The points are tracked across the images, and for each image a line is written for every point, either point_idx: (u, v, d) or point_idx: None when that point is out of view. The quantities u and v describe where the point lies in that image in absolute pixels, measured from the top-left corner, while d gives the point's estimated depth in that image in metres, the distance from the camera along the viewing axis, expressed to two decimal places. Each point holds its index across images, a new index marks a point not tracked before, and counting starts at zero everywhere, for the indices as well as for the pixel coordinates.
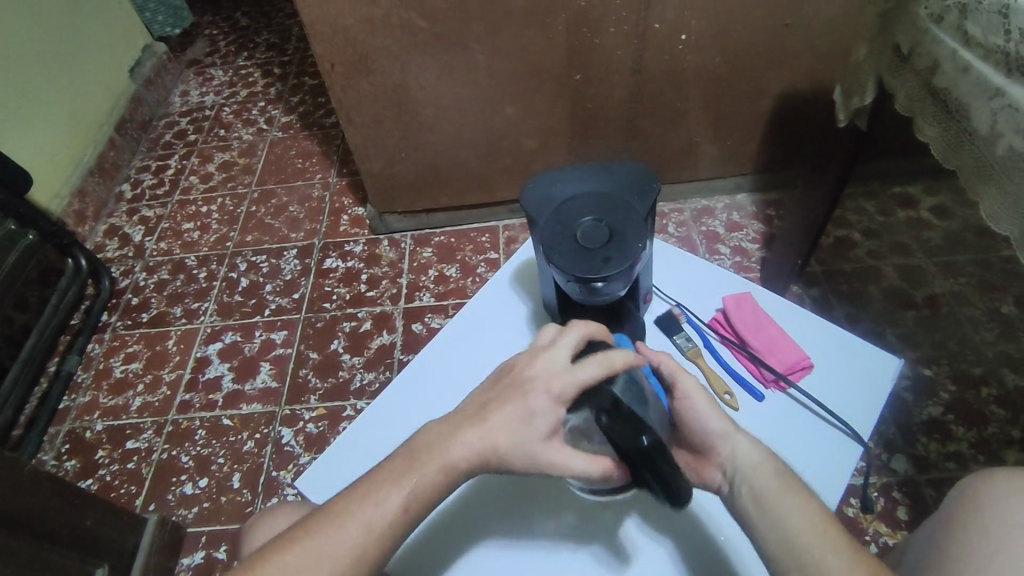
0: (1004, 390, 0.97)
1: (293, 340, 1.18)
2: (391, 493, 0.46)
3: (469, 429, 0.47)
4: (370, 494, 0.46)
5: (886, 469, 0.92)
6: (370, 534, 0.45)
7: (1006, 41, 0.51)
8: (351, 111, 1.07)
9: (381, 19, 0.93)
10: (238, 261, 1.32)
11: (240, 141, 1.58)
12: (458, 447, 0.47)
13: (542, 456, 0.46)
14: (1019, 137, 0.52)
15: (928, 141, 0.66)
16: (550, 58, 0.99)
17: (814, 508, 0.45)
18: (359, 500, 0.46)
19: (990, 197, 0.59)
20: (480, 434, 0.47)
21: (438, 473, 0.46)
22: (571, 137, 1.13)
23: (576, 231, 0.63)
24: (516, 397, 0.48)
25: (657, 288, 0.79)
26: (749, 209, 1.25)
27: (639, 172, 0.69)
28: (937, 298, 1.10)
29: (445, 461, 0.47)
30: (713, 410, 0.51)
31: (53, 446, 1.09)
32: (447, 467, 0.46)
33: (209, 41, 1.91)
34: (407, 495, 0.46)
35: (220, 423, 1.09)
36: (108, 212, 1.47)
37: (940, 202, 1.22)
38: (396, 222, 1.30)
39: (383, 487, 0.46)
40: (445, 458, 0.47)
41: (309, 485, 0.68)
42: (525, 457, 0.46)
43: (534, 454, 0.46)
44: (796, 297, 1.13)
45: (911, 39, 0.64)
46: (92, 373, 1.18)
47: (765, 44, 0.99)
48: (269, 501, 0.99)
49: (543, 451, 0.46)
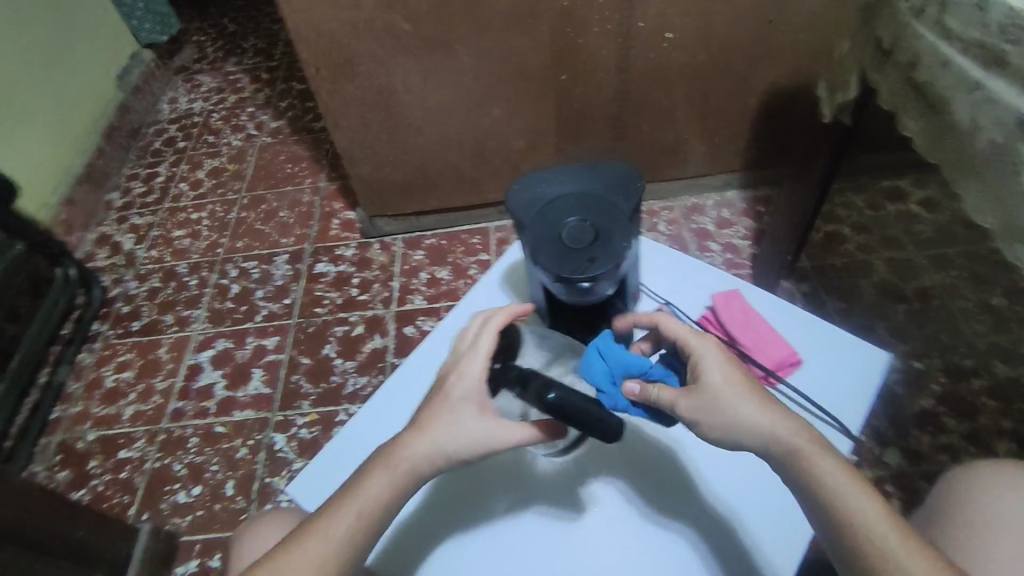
0: (994, 381, 0.98)
1: (285, 345, 1.17)
2: (347, 508, 0.50)
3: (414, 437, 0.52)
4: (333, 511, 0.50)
5: (879, 463, 0.93)
6: (334, 550, 0.49)
7: (983, 35, 0.52)
8: (338, 115, 1.06)
9: (366, 23, 0.93)
10: (228, 268, 1.32)
11: (229, 146, 1.58)
12: (404, 454, 0.51)
13: (481, 437, 0.51)
14: (999, 130, 0.52)
15: (911, 135, 0.66)
16: (536, 59, 0.99)
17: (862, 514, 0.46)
18: (320, 521, 0.50)
19: (972, 191, 0.59)
20: (422, 438, 0.51)
21: (389, 486, 0.50)
22: (559, 138, 1.13)
23: (561, 231, 0.63)
24: (448, 406, 0.52)
25: (645, 287, 0.79)
26: (738, 206, 1.25)
27: (625, 171, 0.69)
28: (927, 290, 1.10)
29: (393, 469, 0.51)
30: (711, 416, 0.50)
31: (45, 457, 1.09)
32: (397, 471, 0.50)
33: (197, 47, 1.90)
34: (362, 507, 0.50)
35: (213, 431, 1.08)
36: (98, 221, 1.47)
37: (928, 195, 1.22)
38: (387, 226, 1.30)
39: (342, 503, 0.51)
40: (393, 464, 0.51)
41: (298, 489, 0.69)
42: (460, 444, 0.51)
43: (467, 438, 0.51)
44: (787, 293, 1.13)
45: (892, 34, 0.64)
46: (83, 383, 1.18)
47: (750, 40, 0.99)
48: (264, 508, 0.98)
49: (475, 430, 0.51)
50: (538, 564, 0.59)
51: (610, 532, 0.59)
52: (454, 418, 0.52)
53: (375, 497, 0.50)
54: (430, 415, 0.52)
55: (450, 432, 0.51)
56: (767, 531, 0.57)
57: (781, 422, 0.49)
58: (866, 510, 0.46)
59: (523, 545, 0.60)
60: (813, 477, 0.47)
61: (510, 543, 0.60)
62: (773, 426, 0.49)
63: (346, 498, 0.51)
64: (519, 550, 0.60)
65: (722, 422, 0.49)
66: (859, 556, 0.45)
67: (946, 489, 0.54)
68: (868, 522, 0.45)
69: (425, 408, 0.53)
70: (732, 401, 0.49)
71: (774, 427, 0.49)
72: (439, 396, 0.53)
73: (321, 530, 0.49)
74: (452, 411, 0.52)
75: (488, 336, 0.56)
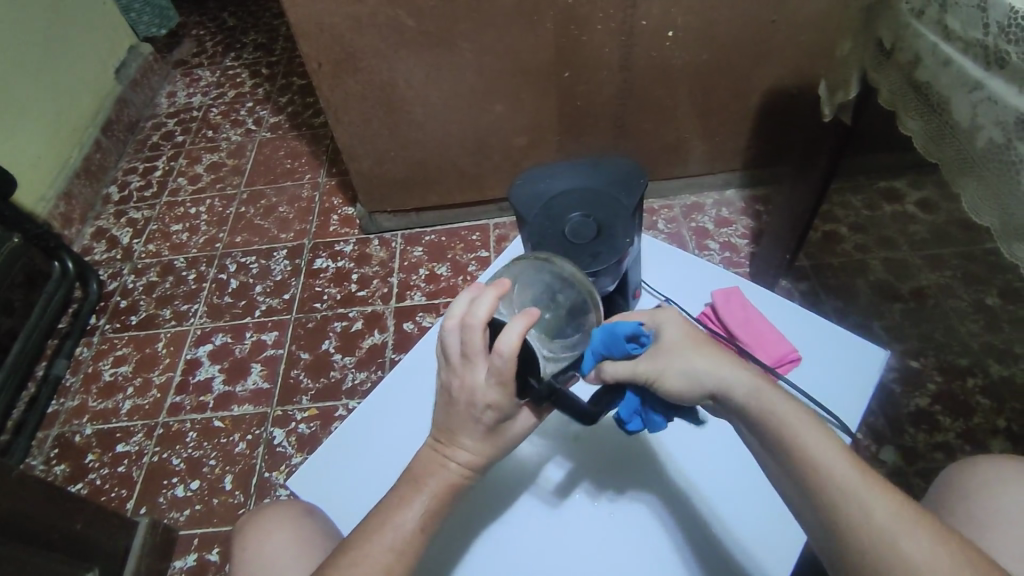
0: (989, 380, 0.99)
1: (284, 340, 1.17)
2: (408, 518, 0.50)
3: (454, 448, 0.52)
4: (388, 522, 0.50)
5: (875, 460, 0.93)
6: (396, 557, 0.49)
7: (985, 35, 0.52)
8: (339, 111, 1.06)
9: (369, 18, 0.93)
10: (227, 263, 1.32)
11: (229, 141, 1.57)
12: (451, 467, 0.52)
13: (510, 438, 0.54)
14: (999, 129, 0.53)
15: (911, 135, 0.67)
16: (538, 57, 0.99)
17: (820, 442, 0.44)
18: (378, 535, 0.50)
19: (971, 190, 0.59)
20: (468, 451, 0.52)
21: (443, 491, 0.51)
22: (559, 136, 1.13)
23: (565, 226, 0.64)
24: (470, 417, 0.51)
25: (645, 284, 0.80)
26: (737, 205, 1.26)
27: (627, 169, 0.69)
28: (924, 290, 1.11)
29: (447, 480, 0.52)
30: (670, 366, 0.52)
31: (42, 451, 1.08)
32: (449, 484, 0.52)
33: (195, 42, 1.90)
34: (423, 513, 0.51)
35: (211, 425, 1.08)
36: (95, 215, 1.46)
37: (925, 195, 1.23)
38: (386, 222, 1.30)
39: (398, 514, 0.51)
40: (446, 474, 0.52)
41: (298, 483, 0.70)
42: (499, 446, 0.53)
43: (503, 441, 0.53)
44: (785, 291, 1.14)
45: (893, 34, 0.65)
46: (81, 376, 1.17)
47: (751, 40, 1.00)
48: (262, 502, 0.98)
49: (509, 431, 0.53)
50: (551, 560, 0.61)
51: (617, 526, 0.61)
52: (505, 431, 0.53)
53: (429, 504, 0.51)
54: (462, 429, 0.52)
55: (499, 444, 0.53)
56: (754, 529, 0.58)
57: (734, 375, 0.50)
58: (839, 469, 0.43)
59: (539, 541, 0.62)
60: (780, 432, 0.46)
61: (525, 545, 0.62)
62: (745, 382, 0.49)
63: (401, 507, 0.51)
64: (535, 547, 0.62)
65: (686, 376, 0.51)
66: (830, 502, 0.42)
67: (941, 485, 0.55)
68: (840, 476, 0.43)
69: (461, 424, 0.52)
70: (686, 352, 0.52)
71: (742, 377, 0.49)
72: (471, 418, 0.51)
73: (382, 540, 0.49)
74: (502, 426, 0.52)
75: (509, 359, 0.49)
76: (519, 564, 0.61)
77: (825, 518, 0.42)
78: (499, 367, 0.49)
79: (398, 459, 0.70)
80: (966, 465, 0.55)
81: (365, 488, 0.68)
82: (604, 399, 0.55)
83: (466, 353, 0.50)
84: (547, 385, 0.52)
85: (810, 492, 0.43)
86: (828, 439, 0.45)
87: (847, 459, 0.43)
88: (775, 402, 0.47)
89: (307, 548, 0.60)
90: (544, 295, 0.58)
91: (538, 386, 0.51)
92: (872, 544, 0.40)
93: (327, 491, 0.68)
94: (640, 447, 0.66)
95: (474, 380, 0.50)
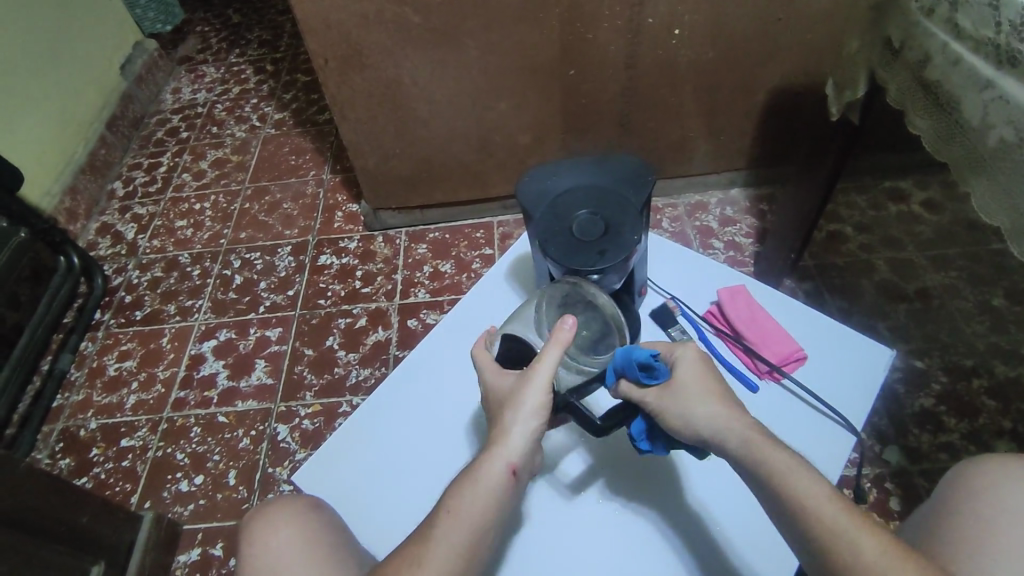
0: (994, 381, 0.98)
1: (288, 337, 1.17)
2: (453, 529, 0.50)
3: (493, 456, 0.53)
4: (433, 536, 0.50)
5: (879, 461, 0.93)
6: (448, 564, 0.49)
7: (997, 34, 0.52)
8: (344, 107, 1.06)
9: (376, 15, 0.93)
10: (231, 259, 1.32)
11: (233, 137, 1.58)
12: (492, 470, 0.52)
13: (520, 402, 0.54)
14: (1011, 129, 0.53)
15: (919, 134, 0.67)
16: (544, 53, 0.99)
17: (814, 489, 0.45)
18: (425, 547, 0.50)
19: (981, 189, 0.59)
20: (505, 455, 0.53)
21: (486, 496, 0.52)
22: (564, 133, 1.13)
23: (572, 224, 0.64)
24: (505, 418, 0.54)
25: (651, 281, 0.81)
26: (742, 204, 1.26)
27: (634, 166, 0.69)
28: (929, 291, 1.11)
29: (488, 486, 0.52)
30: (672, 409, 0.53)
31: (47, 445, 1.09)
32: (490, 490, 0.52)
33: (200, 38, 1.90)
34: (471, 524, 0.51)
35: (216, 421, 1.08)
36: (100, 210, 1.46)
37: (930, 195, 1.23)
38: (391, 219, 1.30)
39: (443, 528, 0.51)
40: (487, 481, 0.52)
41: (303, 477, 0.70)
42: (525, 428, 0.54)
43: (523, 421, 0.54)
44: (789, 291, 1.14)
45: (902, 32, 0.64)
46: (85, 371, 1.18)
47: (758, 38, 1.00)
48: (266, 498, 0.99)
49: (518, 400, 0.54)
50: (559, 558, 0.62)
51: (624, 528, 0.63)
52: (517, 404, 0.54)
53: (475, 516, 0.51)
54: (501, 433, 0.54)
55: (521, 417, 0.54)
56: (755, 533, 0.60)
57: (732, 423, 0.51)
58: (830, 512, 0.44)
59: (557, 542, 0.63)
60: (774, 479, 0.47)
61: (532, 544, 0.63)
62: (736, 428, 0.50)
63: (446, 519, 0.51)
64: (542, 545, 0.63)
65: (683, 419, 0.52)
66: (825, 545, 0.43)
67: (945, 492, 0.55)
68: (832, 521, 0.44)
69: (495, 423, 0.55)
70: (686, 397, 0.53)
71: (738, 427, 0.50)
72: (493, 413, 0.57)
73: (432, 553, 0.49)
74: (513, 401, 0.55)
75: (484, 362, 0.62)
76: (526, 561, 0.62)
77: (817, 554, 0.44)
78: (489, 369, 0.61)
79: (403, 454, 0.70)
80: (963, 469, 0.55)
81: (372, 483, 0.69)
82: (616, 416, 0.59)
83: (483, 379, 0.61)
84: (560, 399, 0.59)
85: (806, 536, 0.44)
86: (821, 485, 0.46)
87: (839, 505, 0.44)
88: (768, 451, 0.48)
89: (309, 548, 0.59)
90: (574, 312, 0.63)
91: (556, 398, 0.59)
92: None
93: (333, 486, 0.69)
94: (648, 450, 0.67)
95: (489, 388, 0.59)
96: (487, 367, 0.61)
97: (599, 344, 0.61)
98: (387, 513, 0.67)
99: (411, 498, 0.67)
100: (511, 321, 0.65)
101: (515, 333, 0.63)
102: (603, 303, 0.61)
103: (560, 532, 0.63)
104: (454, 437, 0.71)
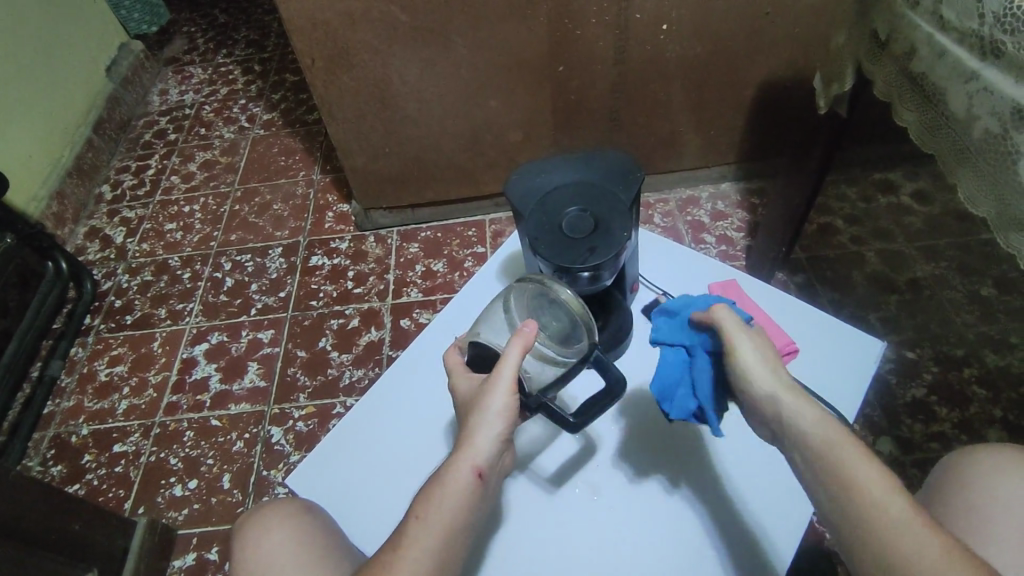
0: (985, 369, 0.99)
1: (280, 339, 1.17)
2: (425, 530, 0.50)
3: (461, 456, 0.53)
4: (407, 538, 0.50)
5: (872, 451, 0.94)
6: (422, 565, 0.49)
7: (980, 25, 0.52)
8: (333, 107, 1.06)
9: (362, 13, 0.92)
10: (222, 261, 1.31)
11: (221, 139, 1.56)
12: (461, 472, 0.52)
13: (484, 403, 0.54)
14: (995, 120, 0.53)
15: (906, 126, 0.67)
16: (532, 50, 0.99)
17: (863, 456, 0.44)
18: (398, 550, 0.50)
19: (968, 179, 0.59)
20: (472, 454, 0.53)
21: (458, 495, 0.52)
22: (554, 130, 1.13)
23: (562, 221, 0.64)
24: (473, 417, 0.54)
25: (643, 278, 0.80)
26: (733, 198, 1.26)
27: (623, 162, 0.69)
28: (919, 282, 1.11)
29: (457, 486, 0.52)
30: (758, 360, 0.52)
31: (38, 452, 1.08)
32: (460, 489, 0.52)
33: (187, 38, 1.89)
34: (443, 524, 0.51)
35: (208, 424, 1.08)
36: (88, 215, 1.45)
37: (920, 186, 1.24)
38: (382, 218, 1.30)
39: (413, 530, 0.50)
40: (456, 482, 0.52)
41: (296, 480, 0.70)
42: (492, 428, 0.54)
43: (491, 420, 0.54)
44: (781, 284, 1.14)
45: (888, 26, 0.64)
46: (76, 377, 1.17)
47: (745, 32, 1.00)
48: (260, 501, 0.98)
49: (483, 403, 0.54)
50: (553, 555, 0.61)
51: (616, 517, 0.62)
52: (482, 406, 0.54)
53: (445, 520, 0.51)
54: (468, 433, 0.54)
55: (485, 418, 0.54)
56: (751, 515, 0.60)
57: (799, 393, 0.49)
58: (868, 479, 0.42)
59: (560, 534, 0.62)
60: (820, 444, 0.45)
61: (524, 544, 0.62)
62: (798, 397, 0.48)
63: (419, 521, 0.51)
64: (532, 544, 0.62)
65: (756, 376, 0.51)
66: (852, 507, 0.42)
67: (932, 495, 0.54)
68: (867, 487, 0.42)
69: (462, 425, 0.55)
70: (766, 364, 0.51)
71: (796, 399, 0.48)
72: (462, 415, 0.57)
73: (408, 555, 0.49)
74: (477, 403, 0.55)
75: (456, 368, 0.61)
76: (521, 562, 0.61)
77: (841, 512, 0.42)
78: (461, 374, 0.60)
79: (400, 455, 0.70)
80: (951, 463, 0.56)
81: (369, 486, 0.68)
82: (589, 411, 0.54)
83: (453, 384, 0.61)
84: (534, 397, 0.57)
85: (841, 498, 0.42)
86: (863, 453, 0.44)
87: (877, 472, 0.43)
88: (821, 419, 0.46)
89: (300, 553, 0.58)
90: (544, 305, 0.62)
91: (528, 399, 0.57)
92: (890, 547, 0.40)
93: (327, 487, 0.69)
94: (630, 439, 0.67)
95: (458, 393, 0.59)
96: (455, 372, 0.61)
97: (572, 336, 0.60)
98: (385, 514, 0.66)
99: (410, 497, 0.67)
100: (480, 328, 0.64)
101: (484, 340, 0.62)
102: (567, 300, 0.58)
103: (550, 528, 0.62)
104: (449, 436, 0.70)
